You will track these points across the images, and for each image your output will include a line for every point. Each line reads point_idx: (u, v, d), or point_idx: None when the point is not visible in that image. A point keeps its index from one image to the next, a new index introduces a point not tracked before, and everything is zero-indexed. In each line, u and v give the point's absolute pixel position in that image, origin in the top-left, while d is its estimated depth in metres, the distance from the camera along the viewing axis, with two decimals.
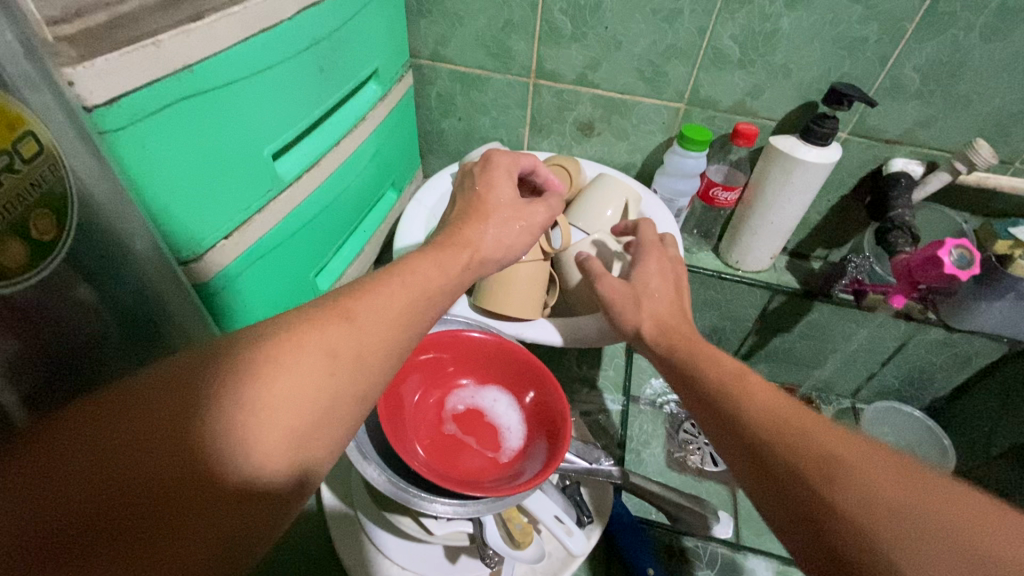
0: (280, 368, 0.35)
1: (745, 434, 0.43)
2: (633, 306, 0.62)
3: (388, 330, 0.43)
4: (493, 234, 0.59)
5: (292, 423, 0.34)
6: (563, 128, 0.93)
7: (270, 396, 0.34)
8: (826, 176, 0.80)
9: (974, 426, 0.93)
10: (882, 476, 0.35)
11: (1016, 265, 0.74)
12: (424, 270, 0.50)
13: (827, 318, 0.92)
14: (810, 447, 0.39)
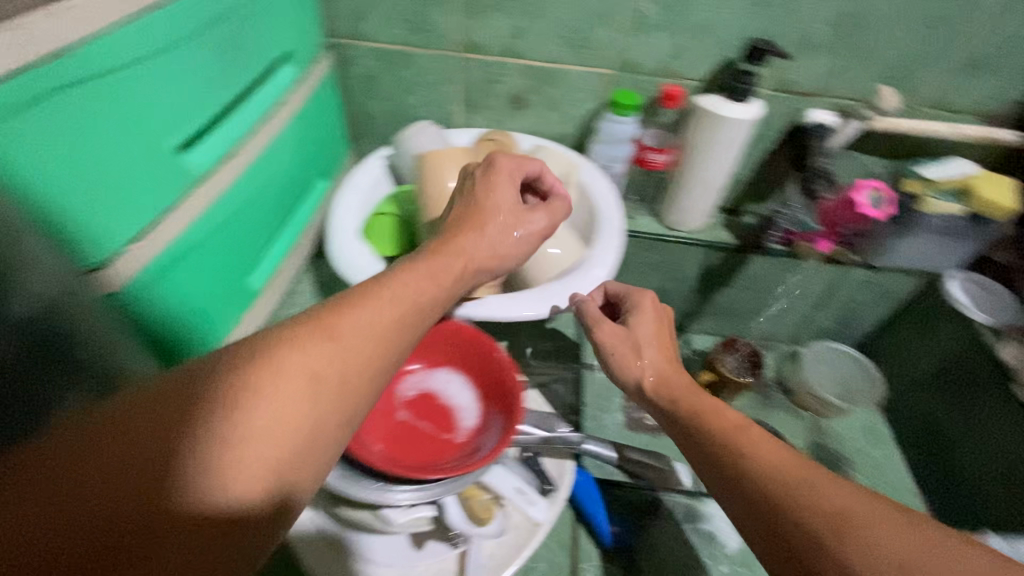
0: (258, 396, 0.33)
1: (743, 485, 0.42)
2: (631, 354, 0.58)
3: (380, 339, 0.41)
4: (488, 243, 0.58)
5: (270, 452, 0.32)
6: (493, 102, 0.91)
7: (244, 428, 0.32)
8: (751, 131, 0.83)
9: (899, 353, 0.99)
10: (892, 545, 0.35)
11: (925, 203, 0.81)
12: (415, 284, 0.48)
13: (764, 270, 0.97)
14: (821, 506, 0.38)
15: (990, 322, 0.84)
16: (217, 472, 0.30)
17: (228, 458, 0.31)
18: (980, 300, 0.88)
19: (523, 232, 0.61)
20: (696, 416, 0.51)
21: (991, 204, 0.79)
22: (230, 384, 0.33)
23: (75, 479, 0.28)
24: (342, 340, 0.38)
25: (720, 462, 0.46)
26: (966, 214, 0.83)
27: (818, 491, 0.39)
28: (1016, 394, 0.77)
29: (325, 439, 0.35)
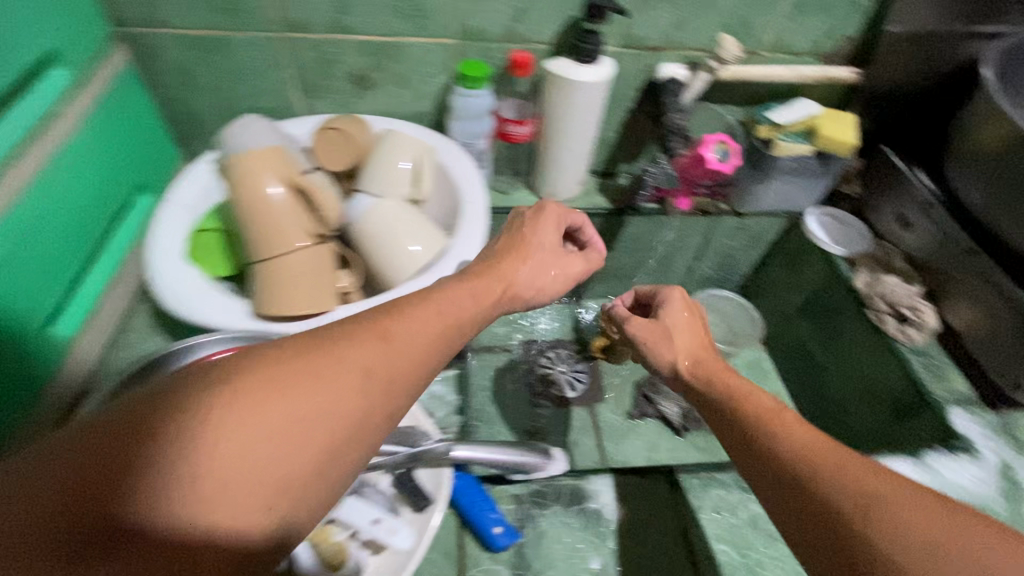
0: (283, 400, 0.34)
1: (776, 463, 0.46)
2: (663, 343, 0.63)
3: (414, 347, 0.43)
4: (528, 275, 0.60)
5: (283, 459, 0.33)
6: (336, 85, 0.83)
7: (261, 432, 0.33)
8: (605, 95, 0.81)
9: (773, 290, 1.05)
10: (915, 518, 0.37)
11: (776, 146, 0.85)
12: (459, 299, 0.51)
13: (642, 230, 0.98)
14: (847, 487, 0.41)
15: (846, 255, 0.90)
16: (233, 477, 0.31)
17: (244, 462, 0.32)
18: (834, 234, 0.95)
19: (559, 272, 0.63)
20: (719, 407, 0.55)
21: (833, 141, 0.83)
22: (261, 384, 0.35)
23: (91, 464, 0.29)
24: (367, 348, 0.40)
25: (752, 456, 0.48)
26: (815, 154, 0.87)
27: (849, 473, 0.42)
28: (869, 318, 0.83)
29: (343, 449, 0.37)
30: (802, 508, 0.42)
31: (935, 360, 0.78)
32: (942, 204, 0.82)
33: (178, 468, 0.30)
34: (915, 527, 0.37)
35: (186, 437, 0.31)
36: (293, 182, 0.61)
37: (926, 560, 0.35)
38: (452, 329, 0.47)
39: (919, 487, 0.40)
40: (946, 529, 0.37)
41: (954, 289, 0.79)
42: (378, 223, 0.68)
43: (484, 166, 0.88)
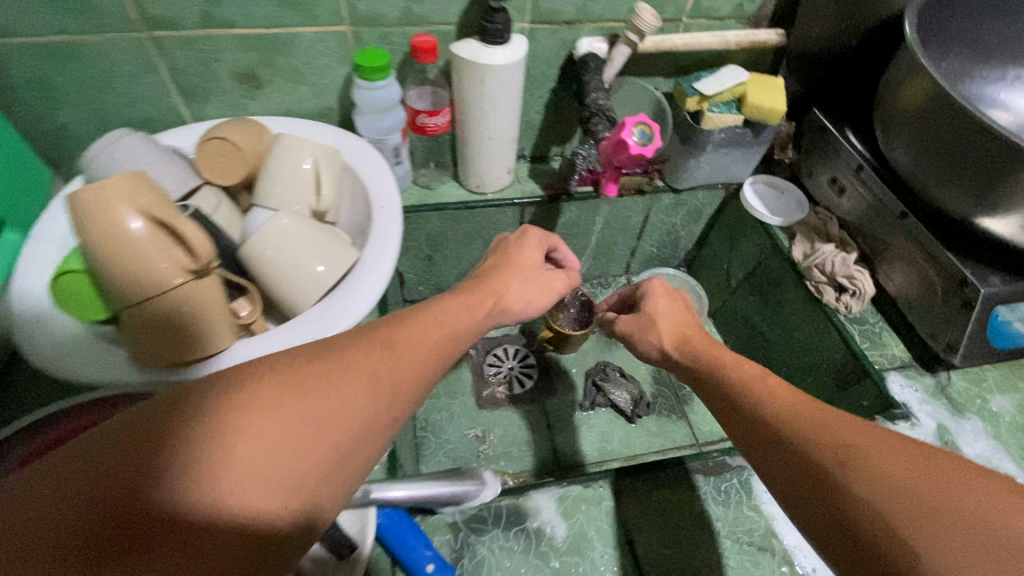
0: (301, 396, 0.36)
1: (759, 418, 0.49)
2: (647, 329, 0.67)
3: (413, 355, 0.45)
4: (518, 291, 0.67)
5: (303, 451, 0.34)
6: (223, 85, 0.74)
7: (280, 425, 0.34)
8: (521, 76, 0.75)
9: (715, 263, 1.04)
10: (889, 462, 0.39)
11: (707, 119, 0.82)
12: (453, 311, 0.55)
13: (578, 215, 0.94)
14: (825, 441, 0.43)
15: (782, 224, 0.89)
16: (259, 466, 0.32)
17: (269, 452, 0.33)
18: (772, 204, 0.93)
19: (542, 285, 0.70)
20: (699, 389, 0.59)
21: (764, 108, 0.80)
22: (280, 382, 0.36)
23: (115, 455, 0.30)
24: (372, 355, 0.42)
25: (741, 428, 0.50)
26: (744, 123, 0.84)
27: (828, 429, 0.44)
28: (809, 289, 0.82)
29: (356, 447, 0.38)
30: (783, 450, 0.45)
31: (872, 327, 0.78)
32: (873, 167, 0.80)
33: (210, 456, 0.31)
34: (889, 471, 0.39)
35: (216, 427, 0.32)
36: (157, 214, 0.50)
37: (901, 498, 0.37)
38: (449, 339, 0.51)
39: (892, 434, 0.42)
40: (919, 469, 0.39)
41: (888, 254, 0.78)
42: (277, 239, 0.60)
43: (400, 162, 0.82)
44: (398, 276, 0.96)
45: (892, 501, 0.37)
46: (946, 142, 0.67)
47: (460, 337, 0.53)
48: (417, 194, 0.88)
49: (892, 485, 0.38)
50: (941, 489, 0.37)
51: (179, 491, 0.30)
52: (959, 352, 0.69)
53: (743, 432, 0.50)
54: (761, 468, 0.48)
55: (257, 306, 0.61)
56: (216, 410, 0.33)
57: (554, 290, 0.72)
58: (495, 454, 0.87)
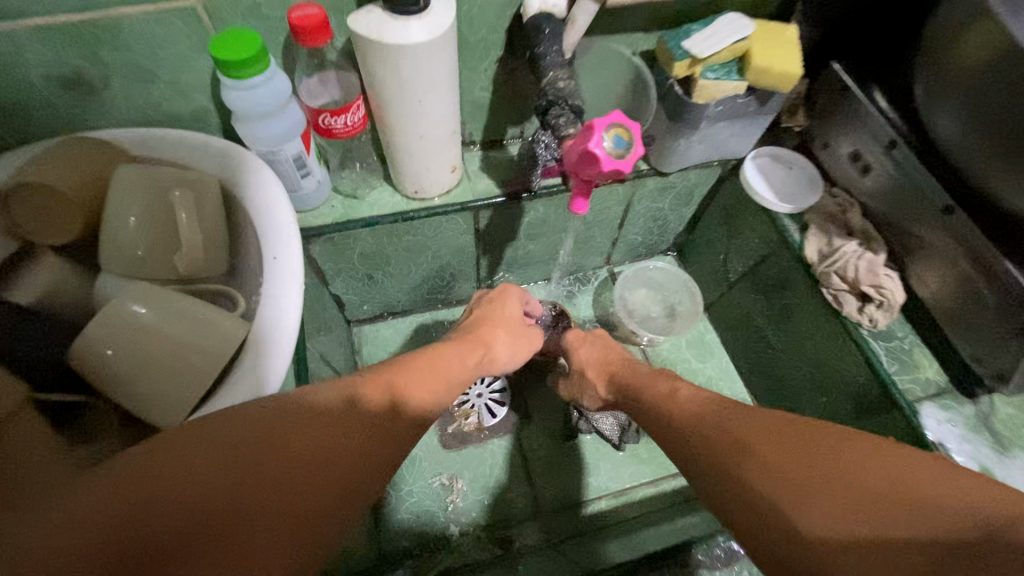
0: (319, 419, 0.43)
1: (687, 431, 0.51)
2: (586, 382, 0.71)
3: (412, 397, 0.52)
4: (505, 346, 0.68)
5: (327, 456, 0.42)
6: (42, 94, 0.54)
7: (305, 437, 0.41)
8: (452, 53, 0.55)
9: (709, 252, 0.88)
10: (784, 458, 0.42)
11: (700, 89, 0.63)
12: (447, 352, 0.61)
13: (545, 214, 0.77)
14: (727, 437, 0.47)
15: (793, 211, 0.73)
16: (295, 465, 0.40)
17: (305, 453, 0.41)
18: (780, 183, 0.75)
19: (523, 338, 0.71)
20: (686, 453, 0.50)
21: (773, 70, 0.61)
22: (315, 410, 0.44)
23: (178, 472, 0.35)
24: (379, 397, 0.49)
25: (707, 481, 0.46)
26: (747, 90, 0.66)
27: (733, 427, 0.47)
28: (825, 298, 0.68)
29: (368, 473, 0.45)
30: (700, 458, 0.48)
31: (901, 344, 0.65)
32: (909, 143, 0.63)
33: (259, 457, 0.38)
34: (787, 467, 0.41)
35: (262, 435, 0.39)
36: None
37: (800, 493, 0.39)
38: (443, 384, 0.57)
39: (792, 427, 0.44)
40: (809, 458, 0.41)
41: (924, 254, 0.63)
42: (127, 338, 0.47)
43: (309, 173, 0.63)
44: (334, 301, 0.80)
45: (789, 495, 0.39)
46: (1006, 118, 0.50)
47: (452, 370, 0.59)
48: (341, 208, 0.69)
49: (779, 464, 0.41)
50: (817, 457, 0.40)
51: (244, 498, 0.36)
52: (1012, 381, 0.57)
53: (673, 431, 0.53)
54: (693, 476, 0.48)
55: (116, 429, 0.48)
56: (258, 423, 0.40)
57: (518, 334, 0.71)
58: (466, 507, 0.77)
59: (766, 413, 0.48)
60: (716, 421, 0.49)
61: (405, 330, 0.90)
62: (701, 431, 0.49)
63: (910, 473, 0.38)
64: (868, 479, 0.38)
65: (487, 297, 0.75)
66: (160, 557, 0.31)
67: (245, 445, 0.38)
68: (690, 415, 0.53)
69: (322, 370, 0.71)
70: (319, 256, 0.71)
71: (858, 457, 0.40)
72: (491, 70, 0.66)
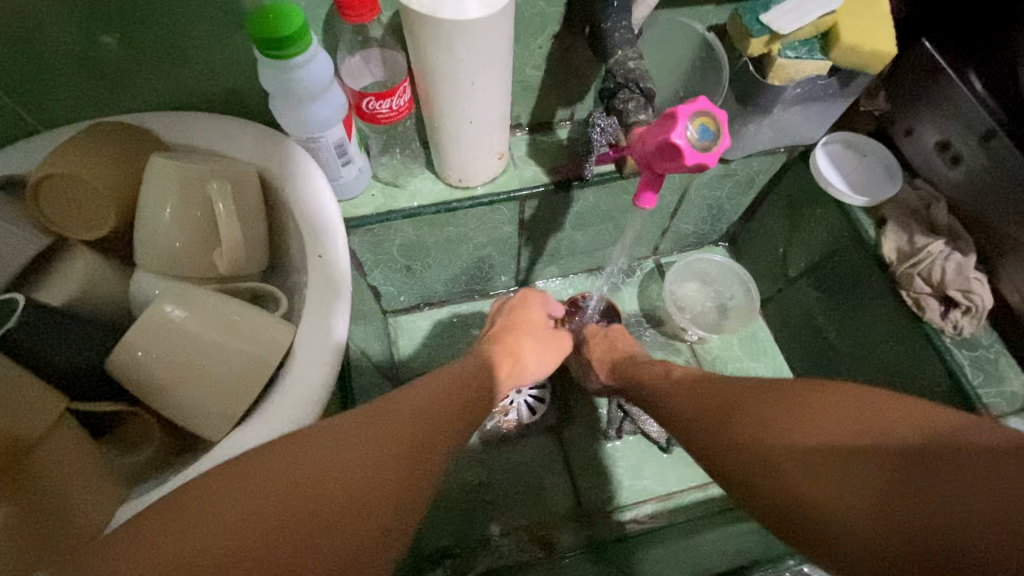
0: (333, 436, 0.39)
1: (705, 422, 0.47)
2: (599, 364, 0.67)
3: (439, 387, 0.49)
4: (534, 356, 0.62)
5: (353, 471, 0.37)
6: (72, 74, 0.51)
7: (319, 459, 0.37)
8: (509, 29, 0.50)
9: (767, 244, 0.82)
10: (809, 432, 0.39)
11: (776, 70, 0.57)
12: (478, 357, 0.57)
13: (596, 202, 0.72)
14: (741, 434, 0.42)
15: (868, 204, 0.67)
16: (294, 499, 0.34)
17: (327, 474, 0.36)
18: (854, 172, 0.69)
19: (553, 346, 0.64)
20: (712, 444, 0.45)
21: (862, 48, 0.55)
22: (350, 419, 0.41)
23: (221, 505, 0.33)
24: (401, 403, 0.45)
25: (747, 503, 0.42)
26: (829, 71, 0.59)
27: (749, 423, 0.43)
28: (904, 301, 0.62)
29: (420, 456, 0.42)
30: (721, 454, 0.44)
31: (986, 353, 0.60)
32: (1011, 132, 0.56)
33: (274, 496, 0.34)
34: (790, 429, 0.40)
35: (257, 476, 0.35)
36: None
37: (794, 443, 0.39)
38: (476, 385, 0.52)
39: (791, 402, 0.41)
40: (807, 414, 0.40)
41: (1019, 255, 0.58)
42: (167, 342, 0.45)
43: (350, 161, 0.58)
44: (370, 292, 0.76)
45: (784, 437, 0.40)
46: None
47: (487, 373, 0.55)
48: (381, 197, 0.65)
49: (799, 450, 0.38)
50: (820, 429, 0.38)
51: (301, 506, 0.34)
52: None
53: (689, 417, 0.49)
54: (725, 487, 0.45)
55: (156, 436, 0.47)
56: (262, 463, 0.36)
57: (548, 339, 0.65)
58: (506, 506, 0.74)
59: (766, 395, 0.44)
60: (747, 412, 0.44)
61: (441, 321, 0.86)
62: (724, 429, 0.45)
63: (900, 418, 0.36)
64: (857, 433, 0.36)
65: (507, 304, 0.68)
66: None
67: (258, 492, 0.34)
68: (720, 407, 0.46)
69: (361, 366, 0.68)
70: (358, 247, 0.67)
71: (851, 418, 0.38)
72: (547, 47, 0.60)
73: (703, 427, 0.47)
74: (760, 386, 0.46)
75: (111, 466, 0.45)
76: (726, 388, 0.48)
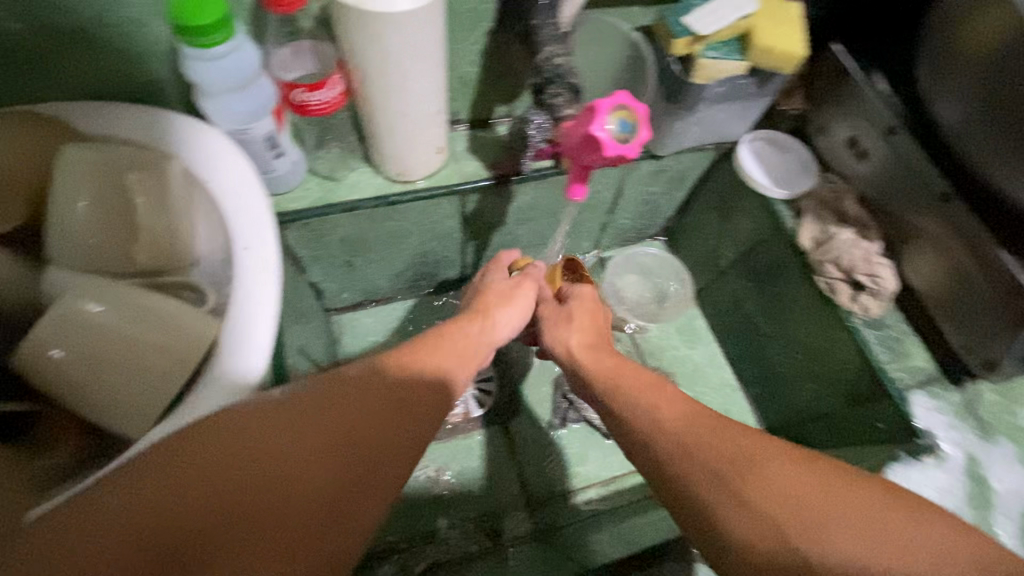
0: (265, 453, 0.35)
1: (670, 423, 0.44)
2: (564, 324, 0.57)
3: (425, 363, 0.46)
4: (503, 319, 0.54)
5: (303, 495, 0.35)
6: None
7: (281, 445, 0.36)
8: (443, 24, 0.50)
9: (700, 237, 0.86)
10: (832, 503, 0.37)
11: (699, 69, 0.60)
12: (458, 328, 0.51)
13: (536, 198, 0.73)
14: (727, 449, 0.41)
15: (788, 197, 0.71)
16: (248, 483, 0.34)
17: (267, 500, 0.34)
18: (773, 167, 0.73)
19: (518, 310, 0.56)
20: (720, 497, 0.39)
21: (775, 49, 0.58)
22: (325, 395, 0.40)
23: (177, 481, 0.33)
24: (348, 401, 0.40)
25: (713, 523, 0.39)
26: (748, 71, 0.63)
27: (740, 448, 0.41)
28: (818, 287, 0.67)
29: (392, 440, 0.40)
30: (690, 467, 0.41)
31: (891, 332, 0.65)
32: (910, 130, 0.62)
33: (228, 477, 0.33)
34: (825, 522, 0.36)
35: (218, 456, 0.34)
36: None
37: (832, 544, 0.35)
38: (463, 363, 0.48)
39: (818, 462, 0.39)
40: (845, 505, 0.36)
41: (916, 240, 0.63)
42: (80, 339, 0.43)
43: (282, 154, 0.57)
44: (310, 288, 0.75)
45: (797, 493, 0.37)
46: (1012, 104, 0.48)
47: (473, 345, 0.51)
48: (318, 191, 0.65)
49: (802, 504, 0.37)
50: (849, 506, 0.36)
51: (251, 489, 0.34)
52: (1000, 369, 0.58)
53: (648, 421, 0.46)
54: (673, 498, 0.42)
55: (73, 437, 0.45)
56: (152, 481, 0.32)
57: (512, 296, 0.56)
58: (454, 500, 0.75)
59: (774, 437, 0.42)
60: (734, 438, 0.41)
61: (386, 318, 0.86)
62: (742, 495, 0.38)
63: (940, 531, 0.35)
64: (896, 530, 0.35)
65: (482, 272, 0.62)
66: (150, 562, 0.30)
67: (187, 503, 0.32)
68: (740, 461, 0.40)
69: (300, 363, 0.67)
70: (295, 241, 0.66)
71: (886, 510, 0.36)
72: (482, 43, 0.61)
73: (675, 429, 0.43)
74: (781, 451, 0.40)
75: (21, 470, 0.43)
76: (722, 430, 0.42)
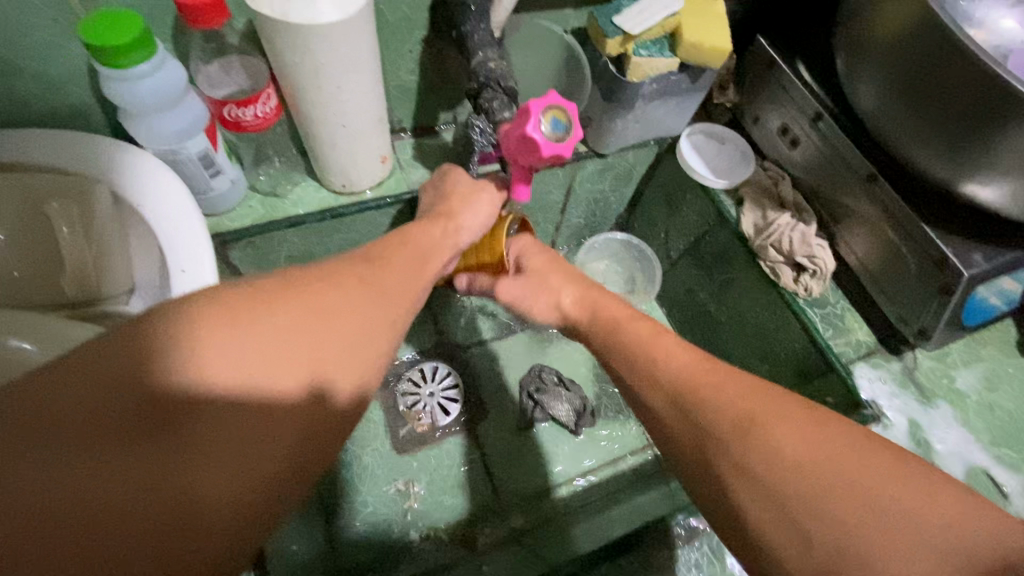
0: (235, 346, 0.32)
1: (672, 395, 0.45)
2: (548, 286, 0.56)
3: (401, 269, 0.44)
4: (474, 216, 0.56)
5: (276, 383, 0.33)
6: None
7: (256, 343, 0.33)
8: (372, 32, 0.50)
9: (652, 231, 0.88)
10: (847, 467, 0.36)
11: (633, 68, 0.62)
12: (427, 234, 0.50)
13: None
14: (740, 416, 0.40)
15: (728, 187, 0.74)
16: (216, 381, 0.31)
17: (240, 392, 0.32)
18: (713, 158, 0.76)
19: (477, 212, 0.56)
20: (726, 466, 0.39)
21: (703, 45, 0.60)
22: (299, 284, 0.37)
23: (133, 376, 0.30)
24: (326, 297, 0.37)
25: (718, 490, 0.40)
26: (679, 67, 0.65)
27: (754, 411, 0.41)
28: (762, 270, 0.70)
29: (366, 340, 0.38)
30: (691, 446, 0.42)
31: (834, 309, 0.68)
32: (834, 115, 0.64)
33: (192, 373, 0.31)
34: (849, 502, 0.35)
35: (180, 344, 0.31)
36: None
37: (841, 518, 0.35)
38: (422, 268, 0.47)
39: (834, 428, 0.38)
40: (874, 489, 0.35)
41: (851, 221, 0.65)
42: (5, 376, 0.41)
43: (220, 173, 0.56)
44: None
45: (815, 457, 0.37)
46: (928, 76, 0.50)
47: (438, 258, 0.50)
48: (261, 209, 0.63)
49: (810, 464, 0.37)
50: (864, 473, 0.36)
51: (217, 387, 0.31)
52: (932, 337, 0.61)
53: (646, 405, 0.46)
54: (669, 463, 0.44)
55: None
56: (107, 363, 0.30)
57: (468, 199, 0.56)
58: (425, 511, 0.74)
59: (794, 402, 0.41)
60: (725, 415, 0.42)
61: None
62: (753, 456, 0.39)
63: (960, 500, 0.35)
64: (920, 503, 0.35)
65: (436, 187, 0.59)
66: (111, 445, 0.29)
67: (143, 388, 0.30)
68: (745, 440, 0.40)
69: None
70: (240, 261, 0.65)
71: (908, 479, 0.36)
72: (419, 51, 0.61)
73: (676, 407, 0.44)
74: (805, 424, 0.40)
75: None
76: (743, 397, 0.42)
